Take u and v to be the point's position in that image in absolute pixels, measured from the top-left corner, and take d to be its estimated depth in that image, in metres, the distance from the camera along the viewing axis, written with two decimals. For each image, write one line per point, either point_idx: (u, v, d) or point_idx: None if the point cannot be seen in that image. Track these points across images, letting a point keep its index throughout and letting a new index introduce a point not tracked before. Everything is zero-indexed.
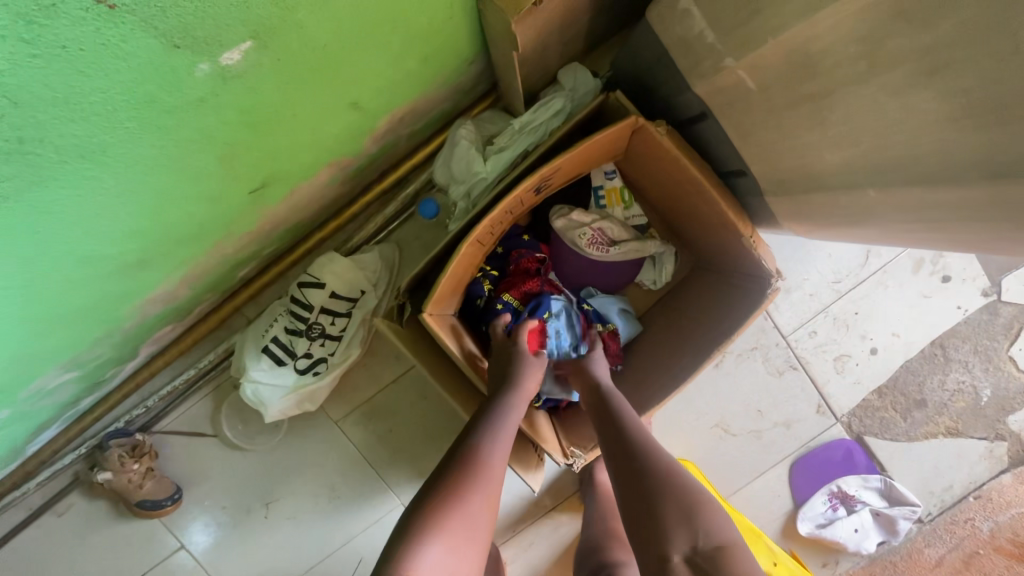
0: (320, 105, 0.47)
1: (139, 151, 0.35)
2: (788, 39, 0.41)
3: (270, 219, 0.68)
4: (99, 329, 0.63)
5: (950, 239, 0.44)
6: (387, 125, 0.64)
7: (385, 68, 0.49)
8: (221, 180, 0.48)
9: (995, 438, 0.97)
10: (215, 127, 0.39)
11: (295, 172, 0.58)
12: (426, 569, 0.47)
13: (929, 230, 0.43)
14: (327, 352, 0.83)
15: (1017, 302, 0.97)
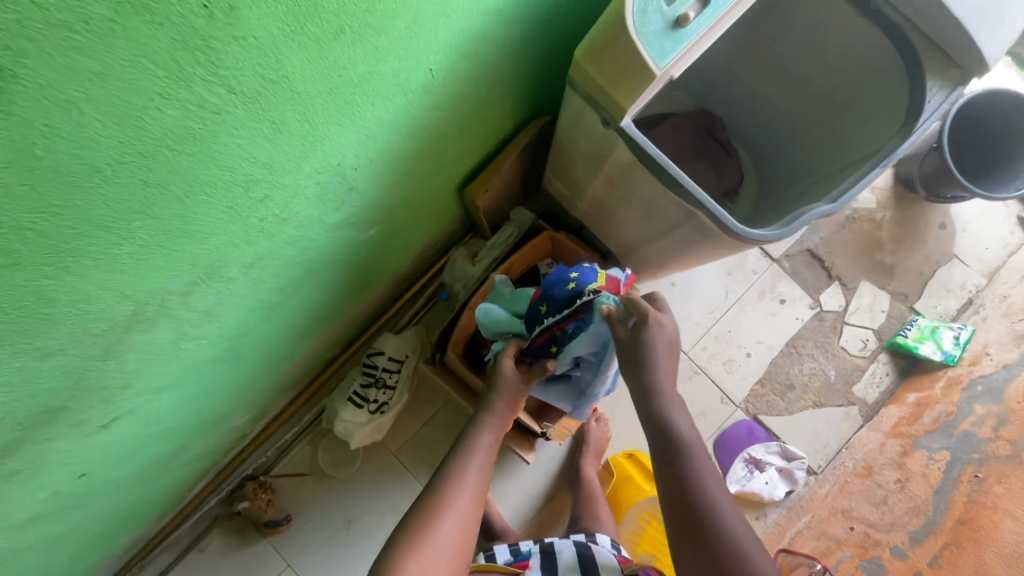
0: (392, 246, 1.01)
1: (332, 271, 0.88)
2: (591, 193, 0.96)
3: (356, 313, 1.20)
4: (267, 385, 1.10)
5: (686, 265, 0.96)
6: (419, 253, 1.19)
7: (419, 226, 1.05)
8: (348, 285, 1.00)
9: (849, 404, 1.40)
10: (356, 259, 0.92)
11: (374, 282, 1.11)
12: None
13: (672, 262, 0.95)
14: (387, 397, 1.29)
15: (834, 309, 1.46)
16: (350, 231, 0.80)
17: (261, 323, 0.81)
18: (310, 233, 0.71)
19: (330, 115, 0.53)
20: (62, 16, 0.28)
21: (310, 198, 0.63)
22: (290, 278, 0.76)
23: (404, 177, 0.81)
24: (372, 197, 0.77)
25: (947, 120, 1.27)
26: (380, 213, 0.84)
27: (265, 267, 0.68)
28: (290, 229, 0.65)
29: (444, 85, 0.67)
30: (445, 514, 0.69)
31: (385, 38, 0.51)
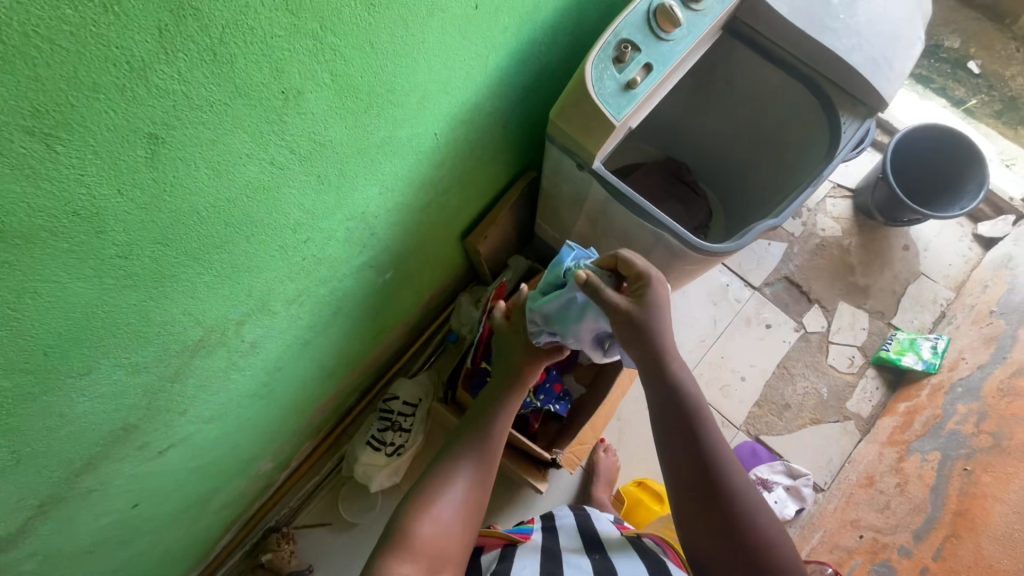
0: (405, 290, 1.14)
1: (354, 312, 0.99)
2: (577, 233, 1.10)
3: (372, 358, 1.30)
4: (292, 429, 1.18)
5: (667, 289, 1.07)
6: (428, 299, 1.31)
7: (427, 273, 1.18)
8: (367, 328, 1.11)
9: (845, 419, 1.46)
10: (374, 302, 1.04)
11: (389, 327, 1.22)
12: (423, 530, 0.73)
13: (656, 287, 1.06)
14: (403, 440, 1.36)
15: (818, 330, 1.56)
16: (371, 274, 0.93)
17: (293, 359, 0.92)
18: (339, 273, 0.83)
19: (360, 172, 0.68)
20: (199, 104, 0.42)
21: (340, 241, 0.76)
22: (320, 316, 0.88)
23: (414, 225, 0.95)
24: (389, 243, 0.91)
25: (888, 154, 1.43)
26: (395, 258, 0.97)
27: (301, 304, 0.80)
28: (323, 269, 0.78)
29: (446, 147, 0.83)
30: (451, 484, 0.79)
31: (402, 111, 0.66)
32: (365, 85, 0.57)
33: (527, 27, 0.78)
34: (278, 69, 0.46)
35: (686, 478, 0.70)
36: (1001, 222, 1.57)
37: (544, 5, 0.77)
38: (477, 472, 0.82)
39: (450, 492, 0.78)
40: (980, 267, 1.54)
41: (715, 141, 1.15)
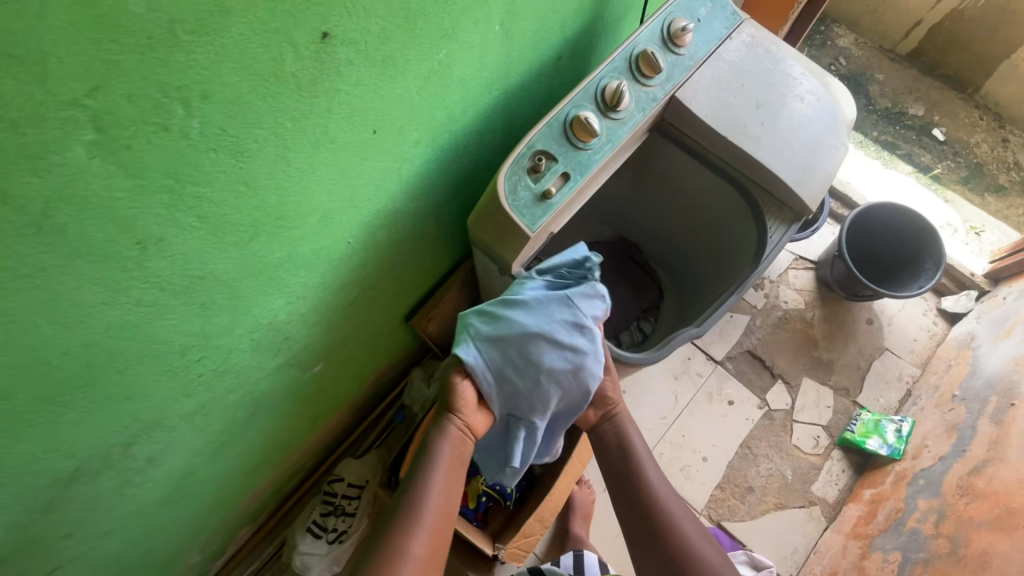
0: (343, 376, 1.11)
1: (280, 407, 0.96)
2: None
3: (314, 440, 1.26)
4: (222, 519, 1.13)
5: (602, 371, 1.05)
6: (374, 379, 1.28)
7: (369, 357, 1.15)
8: (300, 417, 1.08)
9: (810, 504, 1.40)
10: (305, 393, 1.01)
11: (329, 411, 1.19)
12: None
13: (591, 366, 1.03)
14: (346, 525, 1.31)
15: (782, 407, 1.52)
16: (294, 371, 0.90)
17: (208, 462, 0.88)
18: (252, 379, 0.81)
19: (257, 290, 0.66)
20: (26, 272, 0.41)
21: (246, 351, 0.74)
22: (235, 418, 0.85)
23: (341, 321, 0.92)
24: (312, 341, 0.88)
25: (843, 233, 1.45)
26: (323, 353, 0.95)
27: (207, 414, 0.77)
28: (229, 378, 0.75)
29: (366, 248, 0.82)
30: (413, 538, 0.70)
31: (299, 231, 0.65)
32: (245, 219, 0.56)
33: (444, 135, 0.78)
34: (126, 225, 0.45)
35: (652, 554, 0.79)
36: (964, 298, 1.55)
37: (461, 114, 0.78)
38: (434, 526, 0.73)
39: (410, 551, 0.69)
40: (945, 344, 1.51)
41: (661, 229, 1.15)
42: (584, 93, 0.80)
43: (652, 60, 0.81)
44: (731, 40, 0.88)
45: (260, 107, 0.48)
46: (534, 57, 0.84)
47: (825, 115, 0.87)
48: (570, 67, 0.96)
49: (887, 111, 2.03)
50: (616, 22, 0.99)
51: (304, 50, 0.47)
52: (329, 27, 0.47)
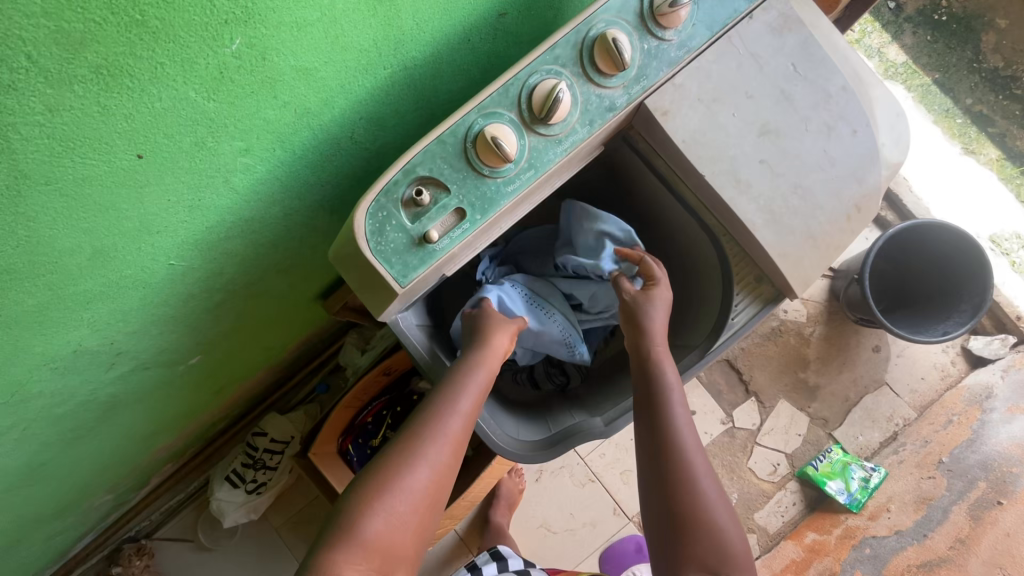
0: (243, 355, 1.00)
1: (155, 395, 0.87)
2: None
3: (230, 399, 1.19)
4: (128, 468, 1.11)
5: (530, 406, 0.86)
6: (296, 345, 1.17)
7: (278, 334, 1.03)
8: (195, 393, 0.99)
9: (748, 531, 1.33)
10: (190, 378, 0.91)
11: (239, 378, 1.10)
12: (368, 535, 0.55)
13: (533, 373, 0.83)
14: (266, 478, 1.29)
15: (747, 427, 1.38)
16: (156, 370, 0.79)
17: (66, 451, 0.81)
18: (85, 391, 0.70)
19: (19, 335, 0.51)
20: None
21: (53, 377, 0.62)
22: (82, 419, 0.76)
23: (211, 321, 0.79)
24: (170, 344, 0.76)
25: (872, 253, 1.17)
26: (197, 348, 0.83)
27: (30, 427, 0.68)
28: (42, 400, 0.64)
29: (212, 261, 0.65)
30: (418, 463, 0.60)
31: (61, 274, 0.48)
32: None
33: (301, 133, 0.56)
34: None
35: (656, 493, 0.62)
36: (996, 342, 1.33)
37: (324, 107, 0.55)
38: (450, 449, 0.63)
39: (413, 474, 0.59)
40: (954, 392, 1.31)
41: None
42: (502, 94, 0.55)
43: (613, 51, 0.55)
44: (750, 22, 0.59)
45: None
46: (449, 21, 0.58)
47: (856, 157, 0.61)
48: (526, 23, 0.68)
49: (994, 73, 1.50)
50: None
51: None
52: None
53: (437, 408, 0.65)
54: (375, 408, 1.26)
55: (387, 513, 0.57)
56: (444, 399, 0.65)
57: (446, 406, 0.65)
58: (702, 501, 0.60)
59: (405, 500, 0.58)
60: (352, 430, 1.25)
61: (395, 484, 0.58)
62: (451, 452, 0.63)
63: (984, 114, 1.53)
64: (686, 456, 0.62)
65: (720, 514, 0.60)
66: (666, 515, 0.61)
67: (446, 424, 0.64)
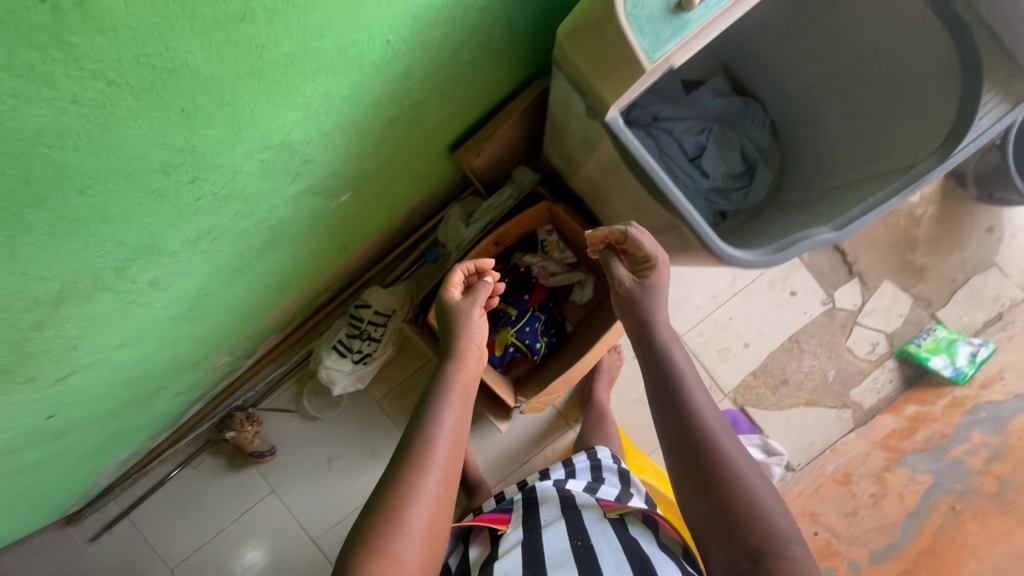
0: (373, 208, 0.97)
1: (302, 235, 0.84)
2: (585, 174, 0.88)
3: (341, 266, 1.17)
4: (249, 329, 1.12)
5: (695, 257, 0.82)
6: (408, 210, 1.14)
7: (404, 188, 0.99)
8: (325, 246, 0.96)
9: (843, 406, 1.35)
10: (331, 223, 0.88)
11: (358, 239, 1.07)
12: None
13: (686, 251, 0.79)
14: (371, 350, 1.30)
15: (848, 307, 1.37)
16: (316, 200, 0.76)
17: (225, 286, 0.80)
18: (266, 205, 0.67)
19: (260, 97, 0.48)
20: None
21: (254, 174, 0.58)
22: (249, 246, 0.74)
23: (374, 146, 0.74)
24: (337, 166, 0.72)
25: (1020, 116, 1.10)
26: (351, 181, 0.79)
27: (217, 239, 0.65)
28: (236, 204, 0.61)
29: (411, 52, 0.59)
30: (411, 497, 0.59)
31: (318, 12, 0.44)
32: None
33: None
34: None
35: (687, 482, 0.60)
36: None
37: None
38: (442, 469, 0.62)
39: (411, 511, 0.58)
40: None
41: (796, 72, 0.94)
42: None
43: None
44: None
45: None
46: None
47: None
48: None
49: None
50: None
51: None
52: None
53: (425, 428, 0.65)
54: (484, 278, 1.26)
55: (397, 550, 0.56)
56: (428, 422, 0.66)
57: (438, 428, 0.65)
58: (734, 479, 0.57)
59: (409, 541, 0.57)
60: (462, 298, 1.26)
61: (395, 521, 0.57)
62: (447, 481, 0.62)
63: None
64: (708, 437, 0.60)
65: (756, 492, 0.56)
66: (696, 499, 0.58)
67: (445, 445, 0.64)
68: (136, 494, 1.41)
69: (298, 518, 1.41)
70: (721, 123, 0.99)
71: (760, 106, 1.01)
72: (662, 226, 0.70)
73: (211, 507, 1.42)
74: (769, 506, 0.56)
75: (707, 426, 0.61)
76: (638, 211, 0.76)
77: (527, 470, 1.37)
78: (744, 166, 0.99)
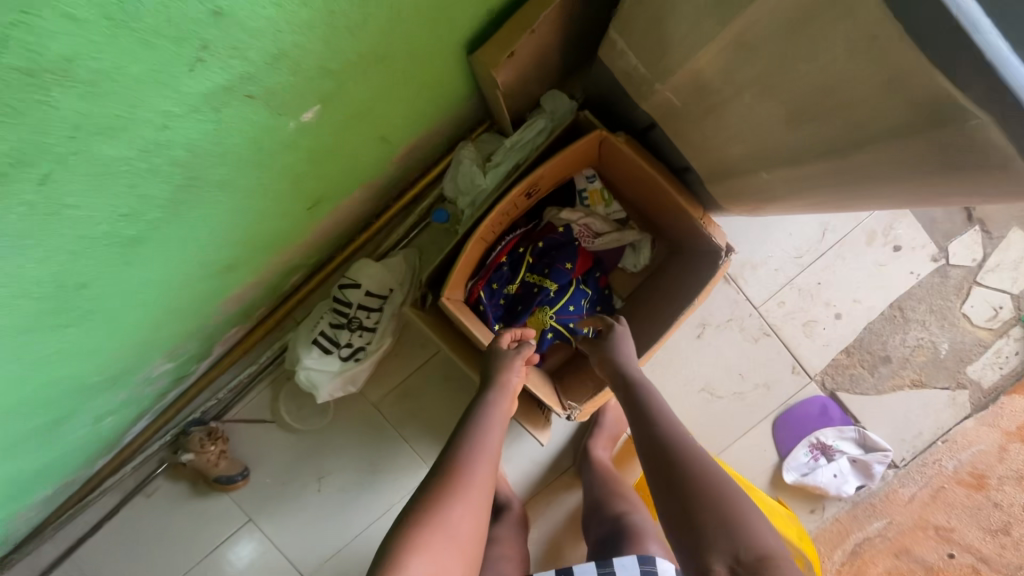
0: (356, 141, 0.64)
1: (244, 183, 0.52)
2: (688, 71, 0.56)
3: (315, 234, 0.85)
4: (193, 326, 0.80)
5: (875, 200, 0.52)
6: (404, 151, 0.82)
7: (402, 112, 0.67)
8: (286, 202, 0.64)
9: (957, 387, 1.09)
10: (289, 164, 0.56)
11: (336, 193, 0.75)
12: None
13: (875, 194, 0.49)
14: (364, 342, 1.00)
15: (965, 264, 1.08)
16: (256, 114, 0.44)
17: (117, 269, 0.48)
18: (150, 113, 0.35)
19: None
20: None
21: (87, 18, 0.26)
22: (141, 198, 0.42)
23: (351, 9, 0.42)
24: (285, 44, 0.40)
25: None
26: (316, 83, 0.47)
27: (53, 179, 0.33)
28: (67, 97, 0.29)
29: None
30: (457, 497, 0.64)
31: None
32: None
33: None
34: None
35: (673, 501, 0.61)
36: None
37: None
38: (482, 479, 0.67)
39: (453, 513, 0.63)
40: None
41: None
42: None
43: None
44: None
45: None
46: None
47: None
48: None
49: None
50: None
51: None
52: None
53: (472, 435, 0.72)
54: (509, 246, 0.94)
55: (448, 539, 0.61)
56: (473, 434, 0.73)
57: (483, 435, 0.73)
58: (726, 491, 0.60)
59: (449, 541, 0.61)
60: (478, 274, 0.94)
61: (444, 512, 0.62)
62: (487, 491, 0.68)
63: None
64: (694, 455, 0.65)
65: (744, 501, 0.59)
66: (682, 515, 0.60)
67: (485, 458, 0.70)
68: (76, 534, 1.12)
69: (285, 551, 1.13)
70: None
71: None
72: (939, 105, 0.36)
73: (175, 545, 1.13)
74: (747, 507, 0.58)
75: (682, 443, 0.66)
76: (826, 113, 0.45)
77: (564, 497, 1.16)
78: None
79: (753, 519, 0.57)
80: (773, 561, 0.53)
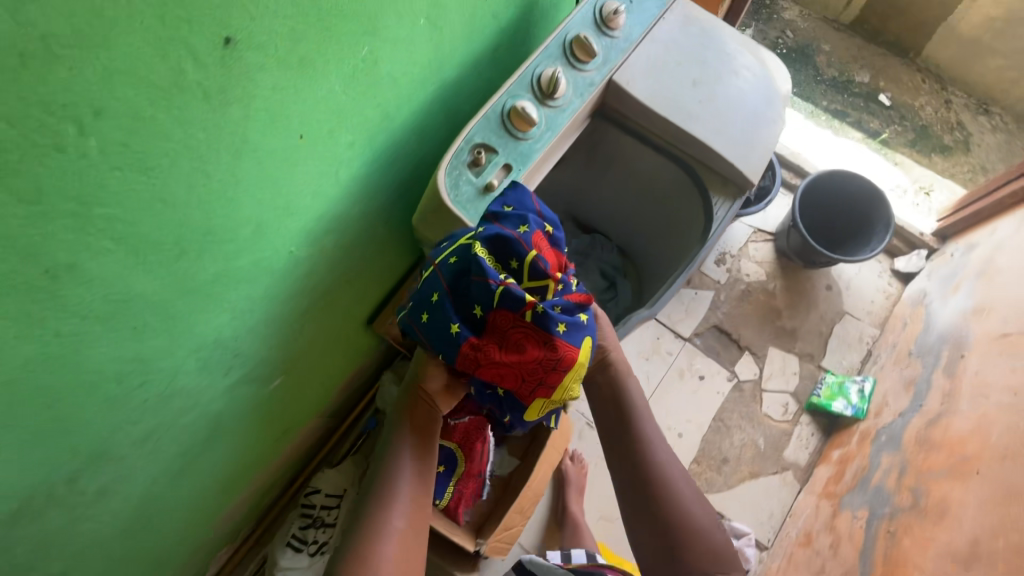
0: (306, 388, 1.09)
1: (241, 423, 0.94)
2: None
3: (286, 455, 1.24)
4: (197, 541, 1.10)
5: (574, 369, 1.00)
6: (341, 386, 1.27)
7: (334, 363, 1.14)
8: (265, 431, 1.05)
9: (783, 469, 1.44)
10: (266, 408, 0.99)
11: (298, 421, 1.17)
12: None
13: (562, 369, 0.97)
14: (327, 536, 1.29)
15: (750, 377, 1.55)
16: (251, 386, 0.88)
17: (169, 485, 0.86)
18: (204, 398, 0.79)
19: (193, 310, 0.64)
20: None
21: (193, 371, 0.72)
22: (191, 440, 0.83)
23: (296, 331, 0.91)
24: (265, 354, 0.86)
25: (796, 203, 1.47)
26: (281, 365, 0.93)
27: (162, 435, 0.75)
28: (178, 400, 0.73)
29: (311, 256, 0.80)
30: (381, 538, 0.64)
31: (233, 245, 0.63)
32: (168, 237, 0.54)
33: (380, 134, 0.76)
34: (29, 254, 0.43)
35: (627, 483, 0.77)
36: (915, 257, 1.59)
37: (396, 111, 0.76)
38: (407, 521, 0.68)
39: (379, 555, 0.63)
40: (900, 303, 1.56)
41: (604, 214, 1.21)
42: (520, 82, 0.78)
43: (587, 46, 0.81)
44: (665, 20, 0.89)
45: (161, 116, 0.45)
46: (469, 49, 0.83)
47: (764, 89, 0.89)
48: (509, 59, 0.95)
49: (835, 80, 2.13)
50: (552, 9, 0.97)
51: (205, 58, 0.45)
52: (232, 32, 0.46)
53: (382, 480, 0.69)
54: (535, 239, 0.67)
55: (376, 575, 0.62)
56: (385, 482, 0.69)
57: (398, 472, 0.70)
58: (674, 488, 0.74)
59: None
60: (439, 324, 0.67)
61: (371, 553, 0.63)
62: (405, 526, 0.67)
63: (840, 109, 2.12)
64: (649, 443, 0.78)
65: (681, 486, 0.75)
66: (639, 501, 0.75)
67: (400, 492, 0.69)
68: None
69: None
70: (579, 256, 1.24)
71: (604, 237, 1.26)
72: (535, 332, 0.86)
73: None
74: (693, 503, 0.74)
75: (647, 442, 0.79)
76: None
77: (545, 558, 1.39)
78: (607, 283, 1.22)
79: (686, 499, 0.74)
80: (693, 533, 0.72)
